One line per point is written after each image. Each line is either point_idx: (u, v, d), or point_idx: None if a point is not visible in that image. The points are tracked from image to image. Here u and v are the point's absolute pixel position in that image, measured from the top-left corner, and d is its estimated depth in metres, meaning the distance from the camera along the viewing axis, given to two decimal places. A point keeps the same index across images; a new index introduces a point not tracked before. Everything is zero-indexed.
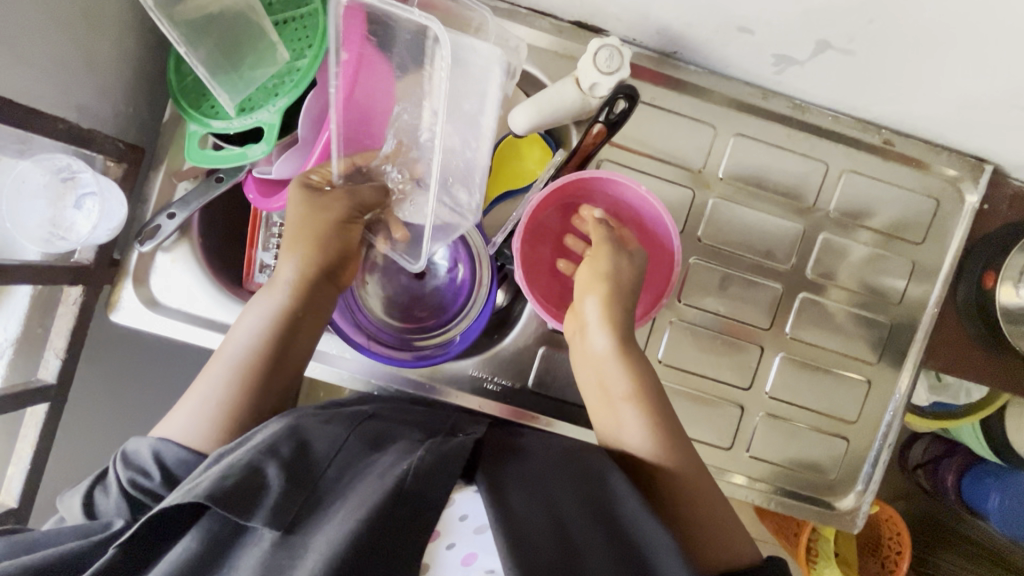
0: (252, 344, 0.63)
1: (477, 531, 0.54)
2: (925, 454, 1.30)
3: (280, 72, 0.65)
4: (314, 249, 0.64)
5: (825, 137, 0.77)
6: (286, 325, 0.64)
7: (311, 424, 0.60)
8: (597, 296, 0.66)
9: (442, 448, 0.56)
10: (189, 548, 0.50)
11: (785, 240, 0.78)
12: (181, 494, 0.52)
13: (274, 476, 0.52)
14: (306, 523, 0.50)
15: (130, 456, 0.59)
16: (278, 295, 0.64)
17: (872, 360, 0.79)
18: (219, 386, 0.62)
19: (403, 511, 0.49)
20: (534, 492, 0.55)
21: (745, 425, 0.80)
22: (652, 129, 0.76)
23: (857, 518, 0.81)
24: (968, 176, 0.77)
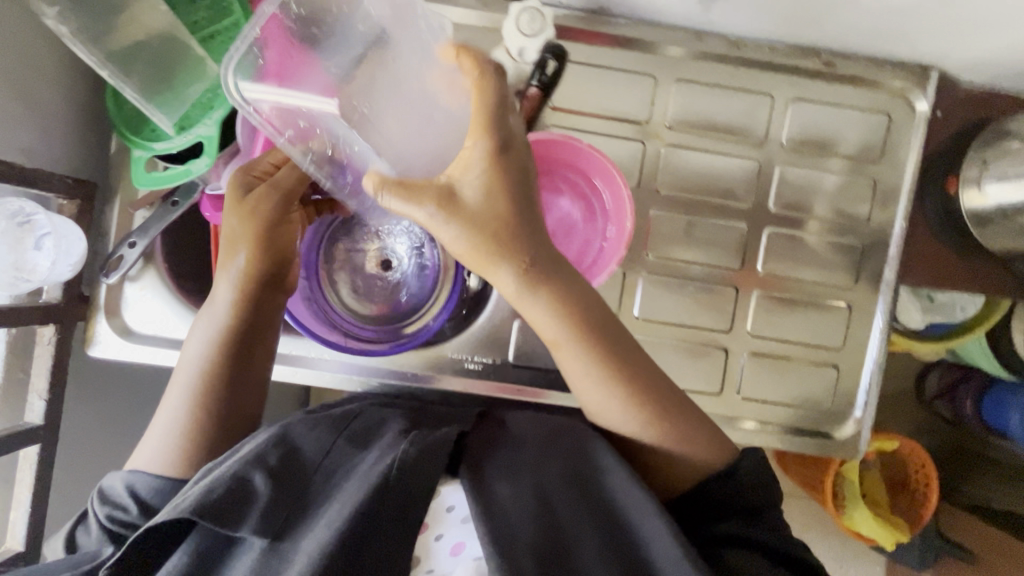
0: (202, 363, 0.66)
1: (463, 521, 0.57)
2: (940, 383, 1.32)
3: (212, 86, 0.66)
4: (254, 255, 0.65)
5: (766, 69, 0.76)
6: (232, 344, 0.67)
7: (300, 428, 0.60)
8: (511, 261, 0.53)
9: (426, 439, 0.57)
10: (181, 562, 0.53)
11: (742, 178, 0.78)
12: (170, 510, 0.53)
13: (260, 486, 0.54)
14: (295, 527, 0.53)
15: (106, 493, 0.61)
16: (222, 310, 0.66)
17: (850, 284, 0.79)
18: (179, 405, 0.66)
19: (394, 505, 0.52)
20: (519, 477, 0.57)
21: (732, 368, 0.79)
22: (592, 89, 0.76)
23: (859, 444, 0.80)
24: (916, 85, 0.76)
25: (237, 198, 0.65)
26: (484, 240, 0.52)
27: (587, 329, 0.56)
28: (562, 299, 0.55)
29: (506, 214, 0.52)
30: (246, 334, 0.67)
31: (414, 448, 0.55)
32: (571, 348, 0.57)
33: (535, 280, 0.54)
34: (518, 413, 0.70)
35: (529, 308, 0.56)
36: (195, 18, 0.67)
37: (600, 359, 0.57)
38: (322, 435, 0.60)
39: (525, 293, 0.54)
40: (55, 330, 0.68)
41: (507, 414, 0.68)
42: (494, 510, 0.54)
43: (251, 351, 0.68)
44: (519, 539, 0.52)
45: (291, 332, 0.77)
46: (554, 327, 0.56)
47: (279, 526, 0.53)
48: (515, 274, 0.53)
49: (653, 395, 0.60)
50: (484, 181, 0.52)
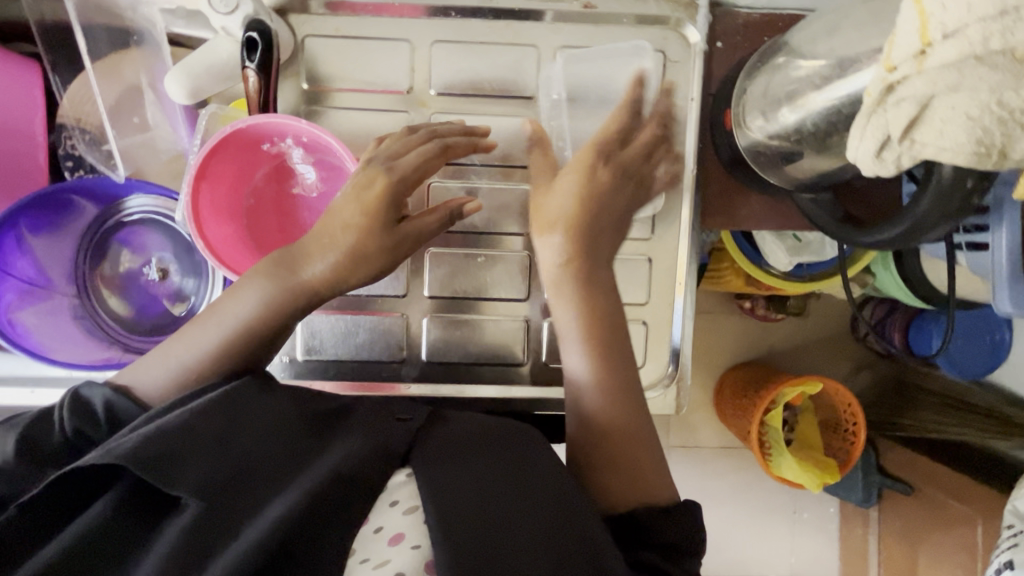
0: (222, 335, 0.55)
1: (408, 512, 0.45)
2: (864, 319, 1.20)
3: None
4: (336, 272, 0.57)
5: (527, 18, 0.72)
6: (244, 338, 0.55)
7: (263, 399, 0.51)
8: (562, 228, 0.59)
9: (382, 436, 0.51)
10: (95, 520, 0.42)
11: (518, 137, 0.73)
12: (102, 453, 0.44)
13: (216, 449, 0.45)
14: (236, 504, 0.43)
15: (81, 404, 0.51)
16: (278, 283, 0.56)
17: (647, 235, 0.75)
18: (177, 370, 0.54)
19: (334, 498, 0.44)
20: (464, 464, 0.49)
21: (535, 338, 0.76)
22: (345, 62, 0.72)
23: (674, 395, 0.78)
24: (685, 16, 0.71)
25: (376, 222, 0.58)
26: (580, 225, 0.60)
27: (603, 321, 0.58)
28: (591, 290, 0.59)
29: (575, 223, 0.60)
30: (274, 331, 0.57)
31: (366, 442, 0.49)
32: (574, 332, 0.59)
33: (574, 267, 0.59)
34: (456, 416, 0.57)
35: (545, 257, 0.60)
36: None
37: (608, 356, 0.58)
38: (284, 409, 0.51)
39: (567, 271, 0.59)
40: None
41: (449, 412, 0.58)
42: (440, 490, 0.45)
43: (269, 345, 0.57)
44: (463, 520, 0.43)
45: None
46: (570, 312, 0.59)
47: (218, 493, 0.43)
48: (555, 255, 0.59)
49: (625, 399, 0.57)
50: (574, 197, 0.60)
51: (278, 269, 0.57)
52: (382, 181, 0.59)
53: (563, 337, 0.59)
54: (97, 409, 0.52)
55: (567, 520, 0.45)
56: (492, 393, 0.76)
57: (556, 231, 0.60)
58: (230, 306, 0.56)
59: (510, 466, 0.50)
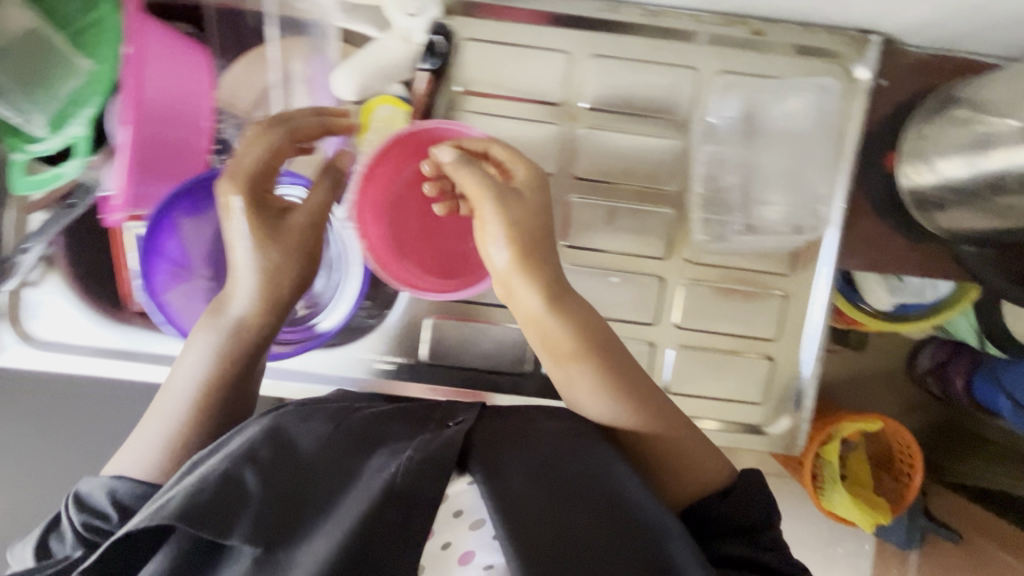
0: (194, 390, 0.57)
1: (473, 527, 0.50)
2: (933, 360, 1.19)
3: (88, 82, 0.62)
4: (266, 284, 0.58)
5: (693, 40, 0.70)
6: (223, 372, 0.58)
7: (294, 420, 0.52)
8: (512, 251, 0.57)
9: (434, 444, 0.49)
10: (157, 567, 0.46)
11: (665, 161, 0.72)
12: (145, 517, 0.45)
13: (255, 487, 0.46)
14: (291, 536, 0.45)
15: (85, 498, 0.53)
16: (219, 332, 0.58)
17: (785, 271, 0.74)
18: (170, 423, 0.57)
19: (398, 517, 0.45)
20: (532, 482, 0.48)
21: (659, 363, 0.75)
22: (501, 69, 0.71)
23: (797, 438, 0.76)
24: (855, 52, 0.69)
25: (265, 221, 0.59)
26: (524, 253, 0.57)
27: (593, 343, 0.57)
28: (573, 311, 0.58)
29: (529, 242, 0.58)
30: (250, 356, 0.59)
31: (418, 454, 0.48)
32: (576, 354, 0.57)
33: (557, 298, 0.57)
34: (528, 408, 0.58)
35: (527, 299, 0.58)
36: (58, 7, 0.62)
37: (608, 369, 0.57)
38: (317, 426, 0.52)
39: (554, 306, 0.57)
40: None
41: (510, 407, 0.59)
42: (509, 515, 0.46)
43: (247, 378, 0.60)
44: (534, 554, 0.44)
45: None
46: (564, 326, 0.57)
47: (271, 533, 0.45)
48: (538, 294, 0.57)
49: (640, 392, 0.57)
50: (518, 210, 0.58)
51: (209, 318, 0.59)
52: (239, 187, 0.58)
53: (560, 362, 0.58)
54: (103, 504, 0.52)
55: (636, 547, 0.45)
56: None
57: (506, 250, 0.58)
58: (191, 359, 0.59)
59: (577, 483, 0.49)
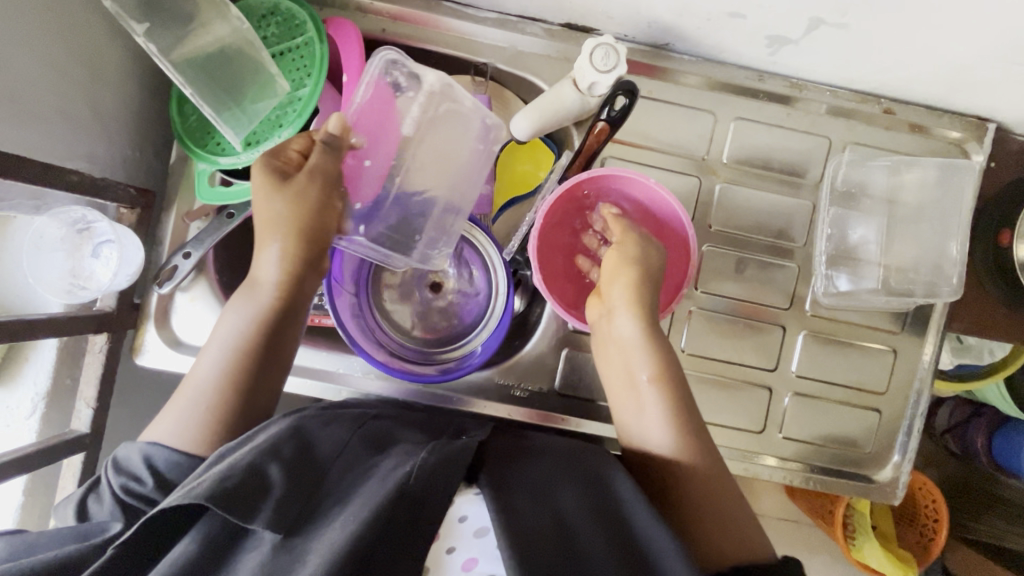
0: (223, 361, 0.62)
1: (477, 535, 0.54)
2: (951, 419, 1.23)
3: (282, 103, 0.66)
4: (292, 240, 0.63)
5: (826, 113, 0.77)
6: (261, 331, 0.63)
7: (316, 425, 0.59)
8: (625, 280, 0.67)
9: (445, 449, 0.56)
10: (188, 549, 0.47)
11: (794, 218, 0.78)
12: (181, 495, 0.49)
13: (278, 478, 0.51)
14: (309, 525, 0.49)
15: (122, 463, 0.57)
16: (254, 300, 0.64)
17: (895, 329, 0.79)
18: (194, 413, 0.60)
19: (407, 512, 0.49)
20: (530, 490, 0.55)
21: (776, 407, 0.79)
22: (652, 122, 0.77)
23: (897, 489, 0.81)
24: (973, 136, 0.77)
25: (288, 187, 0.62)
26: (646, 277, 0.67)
27: (668, 376, 0.65)
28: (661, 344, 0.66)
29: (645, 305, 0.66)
30: (284, 312, 0.64)
31: (432, 457, 0.53)
32: (659, 386, 0.65)
33: (652, 330, 0.66)
34: (536, 436, 0.67)
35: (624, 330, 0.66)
36: (264, 34, 0.67)
37: (675, 400, 0.64)
38: (337, 432, 0.59)
39: (646, 334, 0.66)
40: (107, 339, 0.67)
41: (536, 437, 0.67)
42: (508, 517, 0.50)
43: (257, 376, 0.63)
44: (533, 540, 0.49)
45: (337, 349, 0.78)
46: (629, 322, 0.66)
47: (294, 521, 0.49)
48: (635, 322, 0.66)
49: (693, 424, 0.64)
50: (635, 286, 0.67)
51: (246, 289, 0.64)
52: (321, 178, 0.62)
53: (631, 386, 0.66)
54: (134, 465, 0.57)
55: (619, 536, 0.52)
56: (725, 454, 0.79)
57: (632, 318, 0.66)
58: (221, 334, 0.64)
59: (574, 494, 0.56)
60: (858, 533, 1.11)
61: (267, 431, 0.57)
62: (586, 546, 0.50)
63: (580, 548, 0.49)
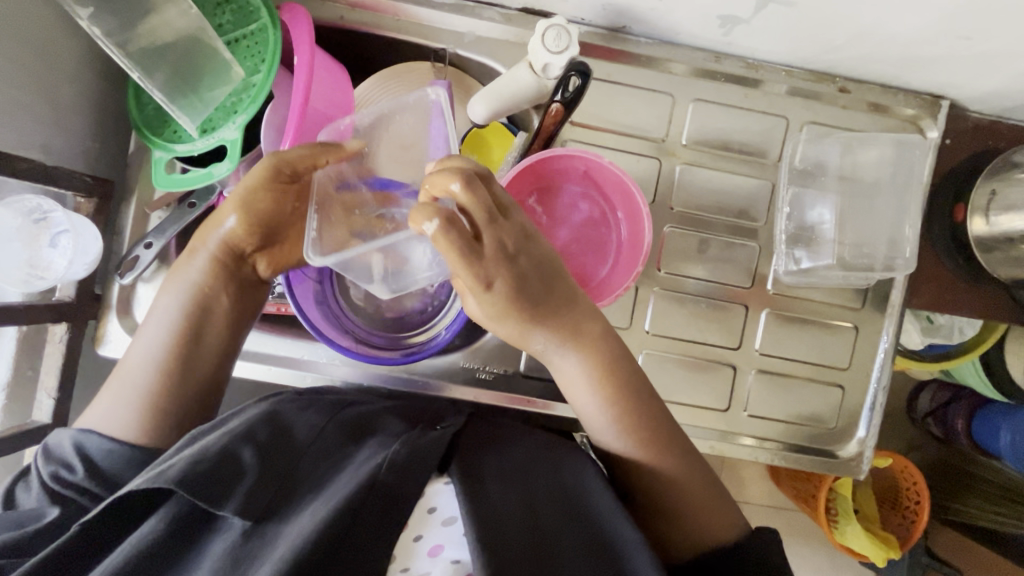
0: (159, 343, 0.64)
1: (445, 524, 0.55)
2: (932, 402, 1.24)
3: (237, 89, 0.66)
4: (244, 220, 0.64)
5: (784, 94, 0.78)
6: (199, 308, 0.64)
7: (291, 412, 0.58)
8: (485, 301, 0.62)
9: (420, 440, 0.55)
10: (154, 529, 0.47)
11: (754, 197, 0.79)
12: (147, 478, 0.48)
13: (251, 461, 0.50)
14: (279, 511, 0.49)
15: (54, 448, 0.57)
16: (186, 283, 0.65)
17: (857, 306, 0.80)
18: (131, 395, 0.61)
19: (379, 504, 0.48)
20: (505, 480, 0.55)
21: (741, 385, 0.80)
22: (611, 105, 0.77)
23: (862, 464, 0.82)
24: (927, 113, 0.78)
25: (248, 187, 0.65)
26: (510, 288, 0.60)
27: (602, 373, 0.63)
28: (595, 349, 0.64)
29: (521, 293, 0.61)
30: (218, 295, 0.65)
31: (405, 448, 0.53)
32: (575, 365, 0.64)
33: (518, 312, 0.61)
34: (510, 426, 0.67)
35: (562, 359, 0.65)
36: (218, 22, 0.67)
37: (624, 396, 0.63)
38: (311, 419, 0.59)
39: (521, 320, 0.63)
40: (67, 328, 0.67)
41: (501, 420, 0.69)
42: (478, 502, 0.50)
43: (194, 357, 0.64)
44: (503, 524, 0.49)
45: (302, 336, 0.78)
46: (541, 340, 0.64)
47: (264, 508, 0.48)
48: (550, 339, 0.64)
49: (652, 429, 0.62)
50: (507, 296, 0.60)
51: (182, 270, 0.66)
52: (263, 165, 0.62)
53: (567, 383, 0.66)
54: (67, 454, 0.56)
55: (591, 530, 0.52)
56: (691, 432, 0.80)
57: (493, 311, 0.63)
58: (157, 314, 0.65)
59: (545, 488, 0.56)
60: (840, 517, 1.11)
61: (241, 417, 0.56)
62: (558, 540, 0.51)
63: (546, 538, 0.50)
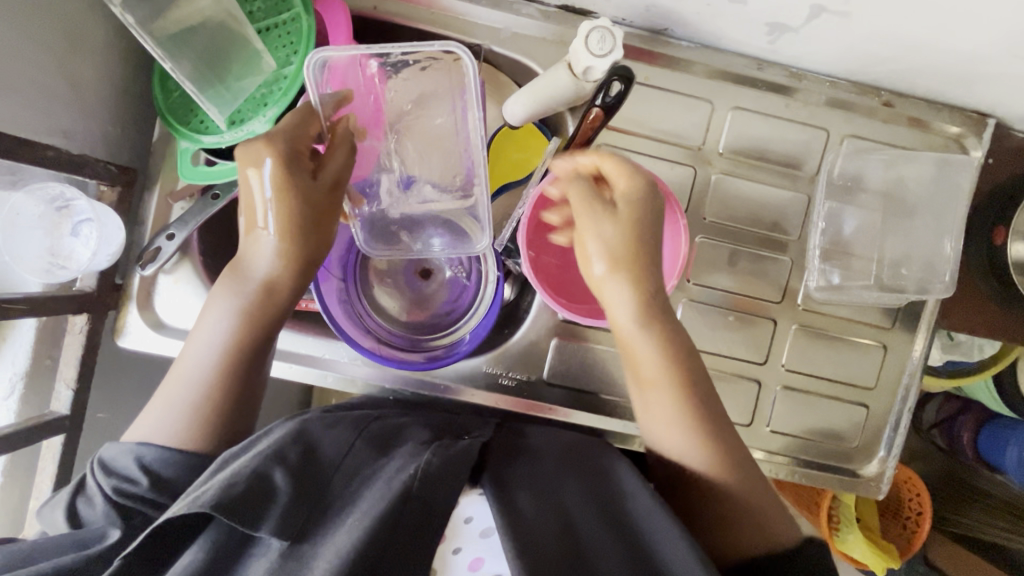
0: (214, 357, 0.60)
1: (482, 535, 0.52)
2: (939, 415, 1.23)
3: (267, 80, 0.64)
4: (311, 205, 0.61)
5: (826, 104, 0.76)
6: (253, 320, 0.61)
7: (319, 428, 0.57)
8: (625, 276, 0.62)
9: (449, 450, 0.54)
10: (196, 558, 0.46)
11: (789, 210, 0.77)
12: (186, 504, 0.47)
13: (283, 483, 0.49)
14: (318, 529, 0.48)
15: (109, 464, 0.54)
16: (243, 294, 0.61)
17: (887, 325, 0.79)
18: (184, 404, 0.59)
19: (416, 514, 0.48)
20: (530, 492, 0.54)
21: (764, 400, 0.79)
22: (647, 109, 0.75)
23: (881, 484, 0.81)
24: (972, 131, 0.76)
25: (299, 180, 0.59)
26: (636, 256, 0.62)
27: (687, 388, 0.62)
28: (670, 341, 0.62)
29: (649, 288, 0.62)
30: (273, 308, 0.62)
31: (435, 459, 0.52)
32: (664, 389, 0.62)
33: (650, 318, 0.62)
34: (534, 433, 0.66)
35: (641, 344, 0.62)
36: (249, 9, 0.65)
37: (686, 408, 0.61)
38: (340, 434, 0.58)
39: (646, 322, 0.62)
40: (87, 319, 0.66)
41: (523, 426, 0.68)
42: (515, 523, 0.49)
43: (251, 366, 0.62)
44: (541, 545, 0.48)
45: (323, 334, 0.77)
46: (626, 314, 0.62)
47: (301, 526, 0.48)
48: (629, 305, 0.62)
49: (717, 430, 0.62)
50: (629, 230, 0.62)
51: (234, 281, 0.61)
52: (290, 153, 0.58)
53: (642, 386, 0.63)
54: (123, 467, 0.54)
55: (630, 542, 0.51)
56: None
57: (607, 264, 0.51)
58: (208, 330, 0.61)
59: (581, 494, 0.55)
60: (843, 526, 1.10)
61: (271, 435, 0.55)
62: (594, 555, 0.49)
63: (584, 557, 0.49)
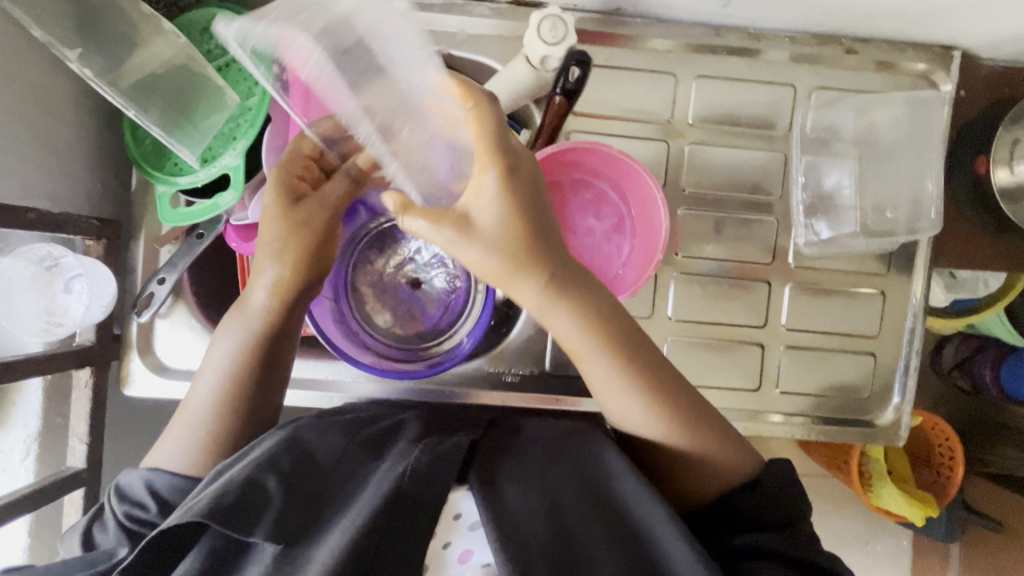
0: (220, 387, 0.61)
1: (472, 528, 0.54)
2: (957, 355, 1.19)
3: (233, 115, 0.66)
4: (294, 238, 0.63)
5: (788, 61, 0.76)
6: (257, 348, 0.62)
7: (311, 433, 0.57)
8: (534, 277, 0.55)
9: (438, 447, 0.53)
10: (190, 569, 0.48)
11: (767, 171, 0.77)
12: (180, 513, 0.48)
13: (275, 488, 0.49)
14: (310, 532, 0.49)
15: (124, 490, 0.56)
16: (244, 321, 0.63)
17: (882, 270, 0.78)
18: (189, 438, 0.60)
19: (404, 518, 0.48)
20: (528, 480, 0.54)
21: (770, 362, 0.79)
22: (612, 90, 0.75)
23: (900, 430, 0.81)
24: (940, 66, 0.76)
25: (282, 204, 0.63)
26: (513, 256, 0.54)
27: (614, 342, 0.56)
28: (585, 303, 0.56)
29: (544, 256, 0.55)
30: (277, 334, 0.63)
31: (426, 456, 0.52)
32: (591, 359, 0.57)
33: (556, 286, 0.55)
34: (529, 424, 0.67)
35: (556, 317, 0.56)
36: (206, 48, 0.67)
37: (660, 391, 0.56)
38: (331, 440, 0.57)
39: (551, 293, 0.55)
40: (90, 373, 0.67)
41: (517, 421, 0.68)
42: (503, 512, 0.50)
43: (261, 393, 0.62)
44: (531, 533, 0.49)
45: (324, 356, 0.77)
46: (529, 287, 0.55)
47: (294, 530, 0.48)
48: (572, 316, 0.56)
49: (689, 415, 0.57)
50: (501, 210, 0.54)
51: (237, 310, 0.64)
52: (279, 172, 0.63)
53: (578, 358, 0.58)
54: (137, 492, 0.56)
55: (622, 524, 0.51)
56: (727, 415, 0.79)
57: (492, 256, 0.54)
58: (217, 356, 0.63)
59: (576, 479, 0.55)
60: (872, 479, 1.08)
61: (263, 443, 0.55)
62: (585, 533, 0.50)
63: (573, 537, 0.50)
